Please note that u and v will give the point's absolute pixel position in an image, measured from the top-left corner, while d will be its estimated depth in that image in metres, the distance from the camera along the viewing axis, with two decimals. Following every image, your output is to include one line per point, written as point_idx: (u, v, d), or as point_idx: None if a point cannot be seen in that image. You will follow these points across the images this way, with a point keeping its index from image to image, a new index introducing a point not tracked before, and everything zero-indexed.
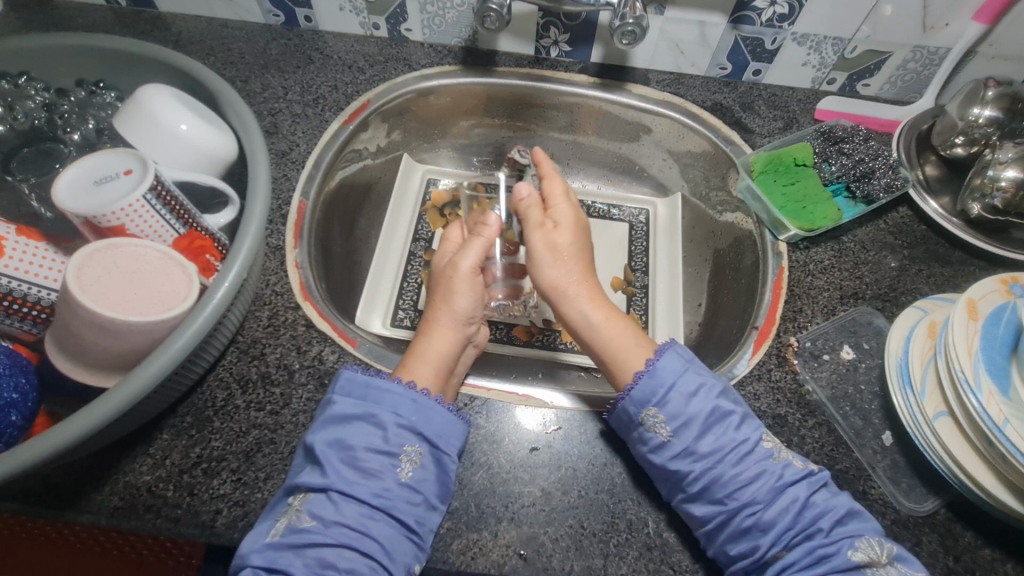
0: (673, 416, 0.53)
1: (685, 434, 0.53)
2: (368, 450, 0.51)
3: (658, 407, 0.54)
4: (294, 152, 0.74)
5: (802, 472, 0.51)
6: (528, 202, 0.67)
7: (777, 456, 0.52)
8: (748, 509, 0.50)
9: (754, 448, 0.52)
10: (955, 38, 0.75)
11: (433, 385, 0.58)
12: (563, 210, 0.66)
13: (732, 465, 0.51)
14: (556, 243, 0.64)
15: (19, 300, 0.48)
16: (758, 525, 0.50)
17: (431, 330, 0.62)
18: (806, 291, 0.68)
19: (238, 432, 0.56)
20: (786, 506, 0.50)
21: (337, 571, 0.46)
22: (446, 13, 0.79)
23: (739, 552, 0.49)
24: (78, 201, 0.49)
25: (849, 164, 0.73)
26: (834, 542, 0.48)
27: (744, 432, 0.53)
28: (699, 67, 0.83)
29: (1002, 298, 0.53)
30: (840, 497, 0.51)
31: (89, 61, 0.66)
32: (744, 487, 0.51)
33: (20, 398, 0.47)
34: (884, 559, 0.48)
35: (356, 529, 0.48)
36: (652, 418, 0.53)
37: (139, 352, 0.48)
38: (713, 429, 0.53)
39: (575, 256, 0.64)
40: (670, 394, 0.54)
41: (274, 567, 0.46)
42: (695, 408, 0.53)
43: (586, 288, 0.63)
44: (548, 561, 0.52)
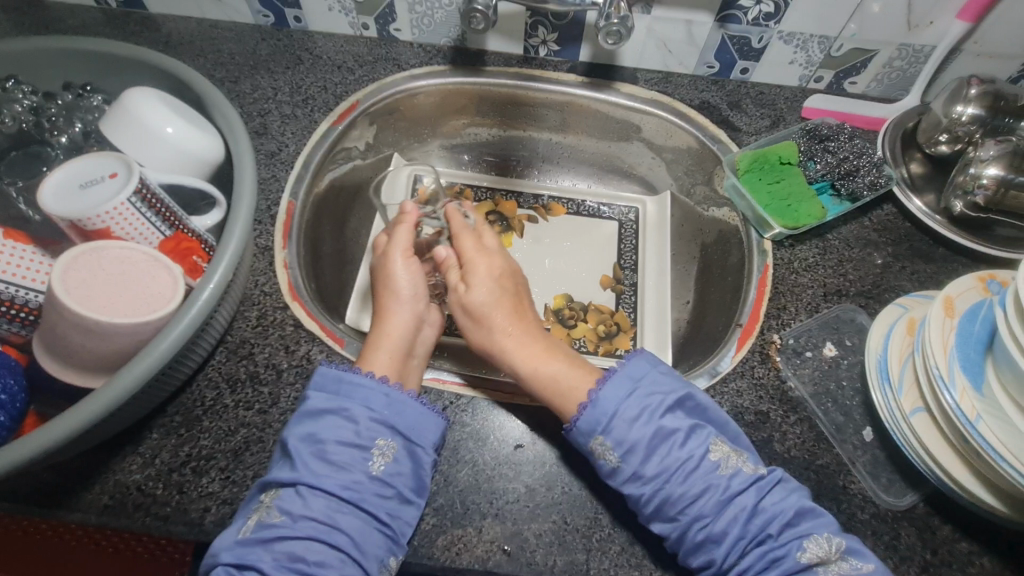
0: (617, 443, 0.51)
1: (630, 462, 0.51)
2: (338, 443, 0.51)
3: (603, 435, 0.52)
4: (284, 152, 0.75)
5: (752, 478, 0.51)
6: (448, 264, 0.65)
7: (725, 465, 0.51)
8: (699, 524, 0.49)
9: (701, 462, 0.51)
10: (940, 35, 0.75)
11: (390, 369, 0.58)
12: (479, 264, 0.63)
13: (680, 484, 0.50)
14: (471, 305, 0.61)
15: (7, 302, 0.49)
16: (711, 537, 0.49)
17: (380, 317, 0.62)
18: (790, 289, 0.69)
19: (227, 431, 0.57)
20: (735, 516, 0.49)
21: (306, 564, 0.47)
22: (434, 14, 0.80)
23: (700, 564, 0.50)
24: (65, 206, 0.49)
25: (834, 162, 0.73)
26: (783, 545, 0.49)
27: (691, 448, 0.51)
28: (687, 65, 0.83)
29: (979, 296, 0.54)
30: (791, 497, 0.50)
31: (78, 63, 0.66)
32: (693, 503, 0.49)
33: (8, 399, 0.48)
34: (835, 556, 0.48)
35: (323, 521, 0.48)
36: (599, 446, 0.52)
37: (124, 354, 0.49)
38: (657, 451, 0.51)
39: (498, 308, 0.61)
40: (613, 422, 0.52)
41: (245, 562, 0.46)
42: (637, 434, 0.51)
43: (513, 338, 0.60)
44: (532, 556, 0.53)
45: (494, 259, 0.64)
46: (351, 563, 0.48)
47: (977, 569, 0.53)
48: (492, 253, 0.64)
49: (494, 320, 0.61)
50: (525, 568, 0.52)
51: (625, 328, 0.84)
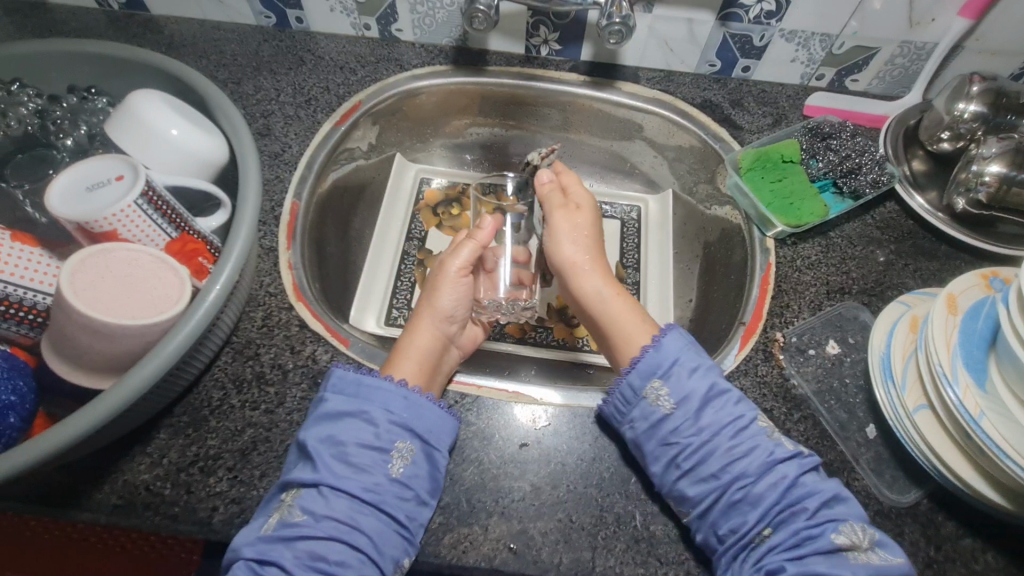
0: (675, 390, 0.56)
1: (686, 408, 0.55)
2: (359, 445, 0.52)
3: (663, 380, 0.56)
4: (287, 153, 0.75)
5: (792, 453, 0.53)
6: (549, 187, 0.76)
7: (771, 434, 0.54)
8: (739, 483, 0.52)
9: (749, 424, 0.54)
10: (941, 33, 0.75)
11: (415, 376, 0.60)
12: (583, 196, 0.75)
13: (728, 439, 0.54)
14: (577, 223, 0.73)
15: (15, 304, 0.49)
16: (747, 499, 0.51)
17: (412, 329, 0.66)
18: (793, 287, 0.69)
19: (234, 431, 0.57)
20: (774, 484, 0.51)
21: (327, 564, 0.48)
22: (436, 14, 0.80)
23: (728, 531, 0.51)
24: (72, 208, 0.50)
25: (836, 160, 0.73)
26: (818, 525, 0.50)
27: (741, 408, 0.55)
28: (688, 64, 0.83)
29: (981, 293, 0.54)
30: (828, 483, 0.52)
31: (83, 66, 0.66)
32: (737, 460, 0.53)
33: (18, 400, 0.48)
34: (865, 545, 0.49)
35: (345, 522, 0.50)
36: (656, 390, 0.56)
37: (133, 355, 0.49)
38: (712, 404, 0.55)
39: (591, 238, 0.73)
40: (673, 369, 0.57)
41: (267, 558, 0.47)
42: (696, 384, 0.56)
43: (597, 267, 0.70)
44: (538, 553, 0.53)
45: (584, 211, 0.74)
46: (370, 563, 0.50)
47: (982, 565, 0.54)
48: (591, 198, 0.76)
49: (587, 245, 0.72)
50: (532, 566, 0.53)
51: None
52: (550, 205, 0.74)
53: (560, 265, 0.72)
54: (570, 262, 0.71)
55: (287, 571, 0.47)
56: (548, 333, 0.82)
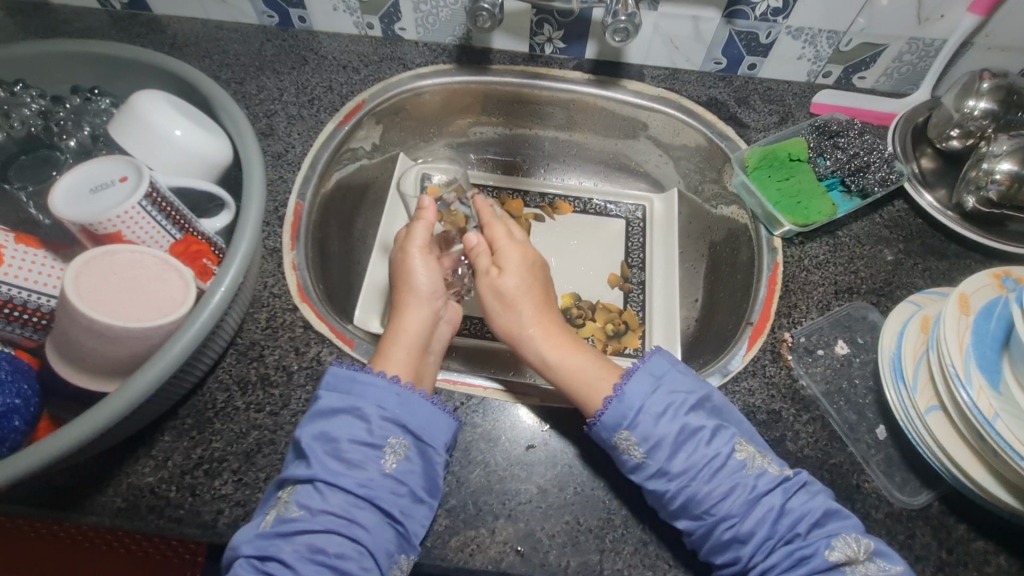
0: (643, 439, 0.52)
1: (657, 457, 0.52)
2: (352, 442, 0.51)
3: (630, 429, 0.53)
4: (290, 153, 0.75)
5: (777, 479, 0.51)
6: (477, 249, 0.70)
7: (751, 465, 0.52)
8: (726, 523, 0.50)
9: (726, 461, 0.51)
10: (950, 29, 0.74)
11: (405, 368, 0.59)
12: (508, 252, 0.68)
13: (706, 481, 0.51)
14: (502, 289, 0.66)
15: (20, 306, 0.49)
16: (738, 536, 0.49)
17: (399, 313, 0.65)
18: (801, 287, 0.68)
19: (238, 433, 0.57)
20: (763, 516, 0.50)
21: (326, 556, 0.47)
22: (439, 12, 0.79)
23: (724, 562, 0.50)
24: (75, 210, 0.49)
25: (844, 158, 0.73)
26: (811, 544, 0.49)
27: (716, 445, 0.52)
28: (694, 62, 0.82)
29: (994, 293, 0.54)
30: (817, 499, 0.51)
31: (86, 66, 0.66)
32: (719, 501, 0.50)
33: (23, 403, 0.48)
34: (862, 557, 0.48)
35: (341, 515, 0.49)
36: (624, 441, 0.53)
37: (136, 357, 0.49)
38: (684, 448, 0.52)
39: (524, 299, 0.65)
40: (639, 417, 0.53)
41: (266, 554, 0.47)
42: (664, 430, 0.52)
43: (539, 324, 0.64)
44: (545, 556, 0.53)
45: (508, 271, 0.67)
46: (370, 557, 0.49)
47: (994, 568, 0.53)
48: (523, 244, 0.69)
49: (523, 308, 0.65)
50: (539, 569, 0.52)
51: (634, 327, 0.84)
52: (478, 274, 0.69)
53: (505, 334, 0.66)
54: (511, 331, 0.65)
55: (286, 566, 0.47)
56: None
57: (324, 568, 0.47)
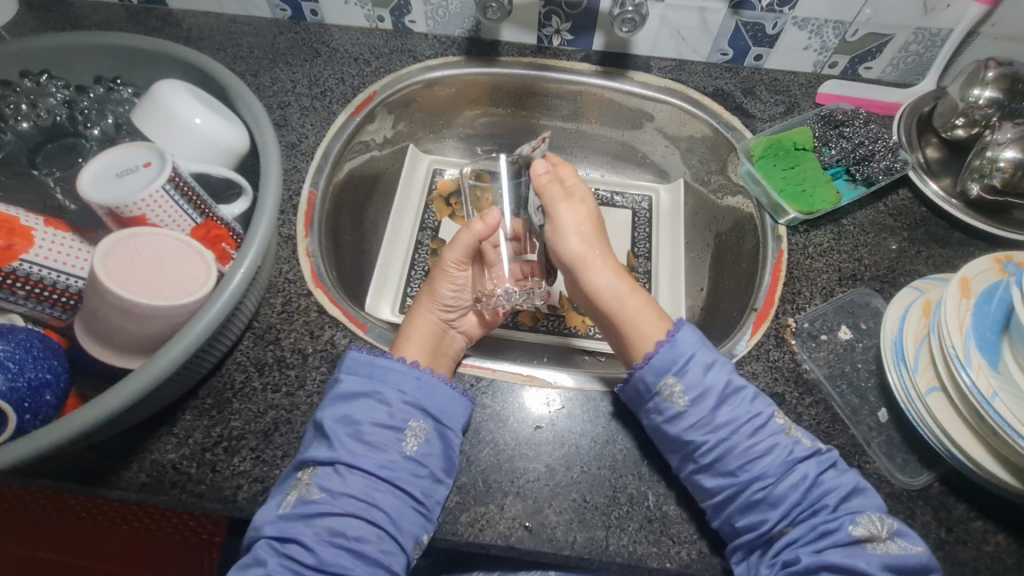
0: (691, 386, 0.55)
1: (701, 405, 0.54)
2: (374, 424, 0.53)
3: (678, 376, 0.55)
4: (304, 143, 0.77)
5: (812, 451, 0.53)
6: (546, 179, 0.67)
7: (789, 431, 0.54)
8: (759, 483, 0.52)
9: (767, 421, 0.54)
10: (956, 19, 0.75)
11: (421, 356, 0.62)
12: (583, 187, 0.68)
13: (747, 437, 0.53)
14: (583, 215, 0.66)
15: (50, 287, 0.51)
16: (767, 499, 0.51)
17: (411, 312, 0.68)
18: (806, 274, 0.69)
19: (256, 413, 0.59)
20: (796, 482, 0.51)
21: (347, 539, 0.49)
22: (449, 5, 0.81)
23: (745, 525, 0.51)
24: (101, 193, 0.51)
25: (849, 147, 0.74)
26: (837, 518, 0.50)
27: (758, 406, 0.55)
28: (701, 53, 0.83)
29: (996, 277, 0.55)
30: (847, 475, 0.52)
31: (107, 58, 0.68)
32: (756, 459, 0.52)
33: (53, 378, 0.50)
34: (885, 534, 0.49)
35: (362, 499, 0.51)
36: (670, 387, 0.55)
37: (161, 335, 0.51)
38: (728, 401, 0.54)
39: (598, 230, 0.67)
40: (689, 364, 0.55)
41: (287, 536, 0.49)
42: (712, 380, 0.55)
43: (607, 257, 0.66)
44: (553, 532, 0.54)
45: (585, 203, 0.66)
46: (389, 538, 0.51)
47: (993, 546, 0.54)
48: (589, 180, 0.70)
49: (598, 239, 0.66)
50: (547, 544, 0.54)
51: None
52: (553, 198, 0.66)
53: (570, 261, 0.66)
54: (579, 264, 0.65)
55: (308, 548, 0.48)
56: (560, 321, 0.83)
57: (344, 551, 0.49)
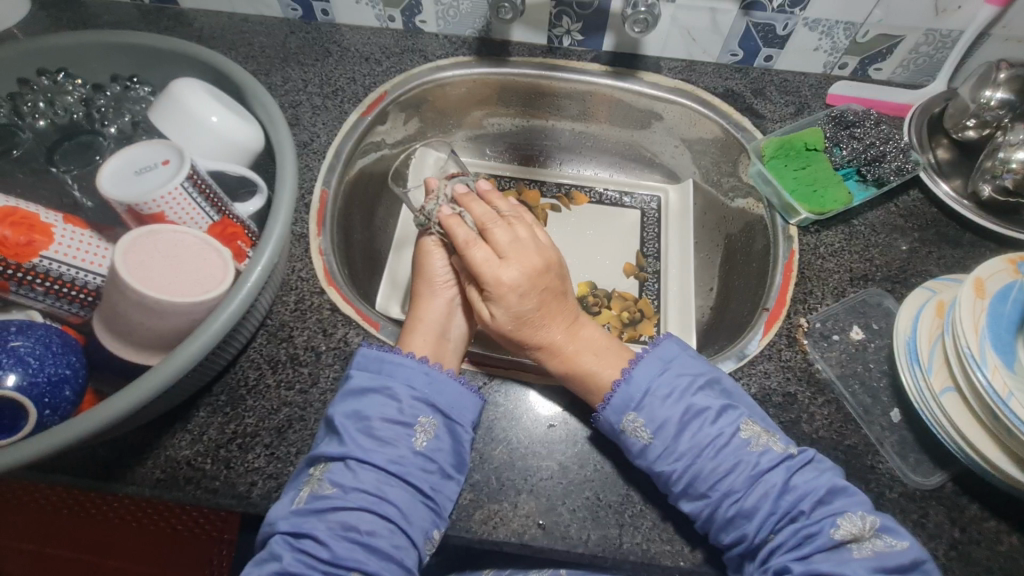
0: (651, 420, 0.54)
1: (664, 436, 0.53)
2: (383, 420, 0.53)
3: (638, 411, 0.55)
4: (315, 143, 0.77)
5: (781, 457, 0.53)
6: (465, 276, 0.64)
7: (755, 443, 0.53)
8: (730, 499, 0.51)
9: (730, 440, 0.53)
10: (968, 20, 0.75)
11: (428, 350, 0.60)
12: (494, 289, 0.59)
13: (710, 459, 0.52)
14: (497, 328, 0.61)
15: (68, 283, 0.51)
16: (742, 513, 0.51)
17: (415, 302, 0.66)
18: (817, 274, 0.69)
19: (270, 410, 0.59)
20: (765, 494, 0.51)
21: (359, 534, 0.49)
22: (460, 5, 0.81)
23: (731, 540, 0.51)
24: (121, 189, 0.52)
25: (860, 148, 0.74)
26: (816, 522, 0.50)
27: (720, 425, 0.54)
28: (711, 53, 0.83)
29: (1010, 277, 0.55)
30: (823, 477, 0.52)
31: (122, 57, 0.68)
32: (723, 477, 0.52)
33: (72, 374, 0.50)
34: (868, 533, 0.49)
35: (374, 493, 0.51)
36: (632, 423, 0.54)
37: (178, 331, 0.51)
38: (689, 428, 0.54)
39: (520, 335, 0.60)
40: (647, 398, 0.55)
41: (300, 531, 0.49)
42: (670, 411, 0.54)
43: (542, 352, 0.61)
44: (566, 529, 0.54)
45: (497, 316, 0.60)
46: (401, 533, 0.51)
47: (1006, 546, 0.54)
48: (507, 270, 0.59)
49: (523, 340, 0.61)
50: (560, 541, 0.54)
51: (649, 315, 0.85)
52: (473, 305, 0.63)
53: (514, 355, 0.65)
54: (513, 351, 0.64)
55: (322, 542, 0.48)
56: None
57: (357, 545, 0.49)
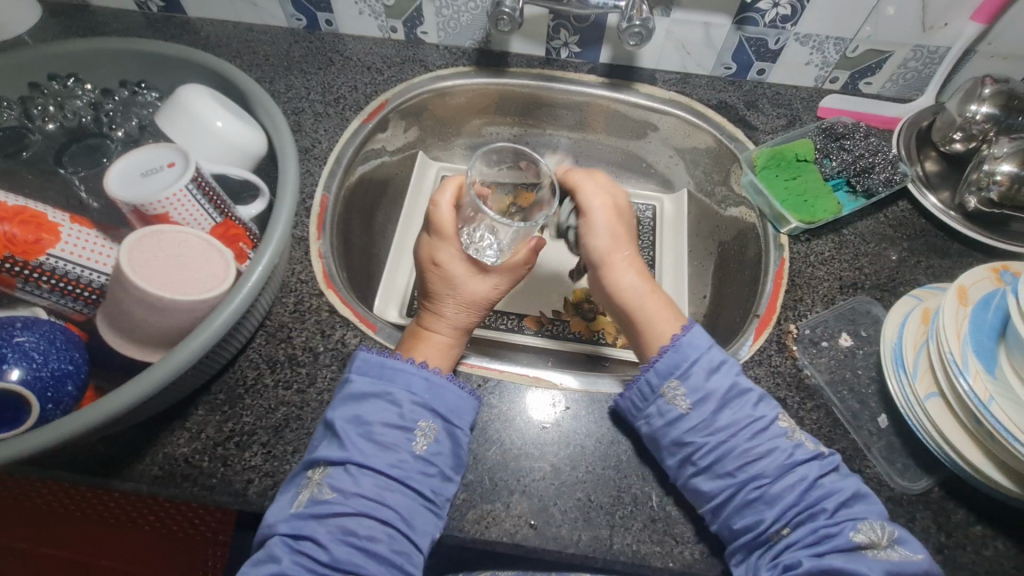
0: (692, 390, 0.56)
1: (702, 409, 0.55)
2: (384, 425, 0.54)
3: (680, 379, 0.56)
4: (317, 148, 0.78)
5: (814, 454, 0.54)
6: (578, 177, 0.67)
7: (791, 435, 0.55)
8: (756, 481, 0.52)
9: (769, 425, 0.55)
10: (953, 37, 0.77)
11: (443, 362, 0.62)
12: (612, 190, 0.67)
13: (746, 440, 0.54)
14: (612, 220, 0.66)
15: (73, 281, 0.52)
16: (763, 498, 0.52)
17: (441, 328, 0.63)
18: (807, 282, 0.71)
19: (268, 409, 0.60)
20: (793, 484, 0.52)
21: (357, 539, 0.50)
22: (460, 17, 0.83)
23: (742, 527, 0.52)
24: (128, 190, 0.53)
25: (849, 159, 0.75)
26: (837, 524, 0.51)
27: (761, 410, 0.56)
28: (705, 67, 0.85)
29: (992, 285, 0.56)
30: (848, 480, 0.53)
31: (132, 62, 0.70)
32: (755, 459, 0.53)
33: (75, 369, 0.51)
34: (884, 543, 0.50)
35: (373, 498, 0.51)
36: (672, 390, 0.56)
37: (181, 329, 0.52)
38: (731, 404, 0.55)
39: (623, 231, 0.66)
40: (693, 369, 0.56)
41: (300, 534, 0.49)
42: (715, 384, 0.56)
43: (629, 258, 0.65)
44: (557, 530, 0.55)
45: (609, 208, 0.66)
46: (401, 538, 0.51)
47: (991, 551, 0.55)
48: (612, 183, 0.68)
49: (624, 239, 0.66)
50: (552, 542, 0.55)
51: None
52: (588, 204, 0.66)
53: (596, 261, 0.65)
54: (605, 249, 0.65)
55: (321, 546, 0.49)
56: (565, 326, 0.85)
57: (356, 549, 0.50)
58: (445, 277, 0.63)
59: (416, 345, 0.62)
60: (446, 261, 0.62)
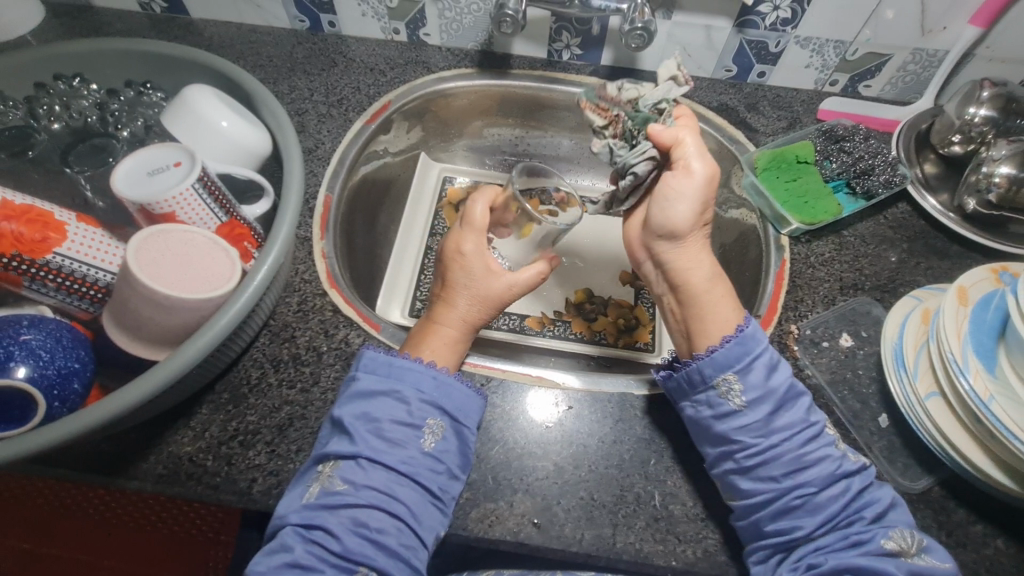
0: (751, 388, 0.55)
1: (758, 408, 0.55)
2: (392, 421, 0.54)
3: (740, 374, 0.55)
4: (320, 149, 0.79)
5: (860, 466, 0.54)
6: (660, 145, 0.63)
7: (838, 445, 0.55)
8: (800, 486, 0.52)
9: (823, 432, 0.55)
10: (952, 41, 0.78)
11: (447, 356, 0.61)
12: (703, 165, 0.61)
13: (800, 445, 0.53)
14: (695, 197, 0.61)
15: (79, 280, 0.53)
16: (805, 506, 0.52)
17: (450, 319, 0.63)
18: (808, 283, 0.71)
19: (272, 408, 0.60)
20: (836, 494, 0.52)
21: (368, 530, 0.50)
22: (463, 19, 0.83)
23: (776, 529, 0.52)
24: (134, 189, 0.53)
25: (849, 161, 0.76)
26: (868, 530, 0.51)
27: (813, 416, 0.56)
28: (706, 69, 0.86)
29: (991, 286, 0.57)
30: (885, 490, 0.54)
31: (136, 62, 0.71)
32: (804, 464, 0.53)
33: (81, 367, 0.51)
34: (913, 550, 0.50)
35: (382, 491, 0.52)
36: (728, 385, 0.55)
37: (187, 327, 0.53)
38: (788, 406, 0.55)
39: (705, 209, 0.62)
40: (753, 367, 0.55)
41: (312, 523, 0.50)
42: (774, 384, 0.55)
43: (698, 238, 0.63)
44: (561, 529, 0.55)
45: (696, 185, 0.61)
46: (409, 532, 0.52)
47: (992, 549, 0.55)
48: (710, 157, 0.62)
49: (704, 218, 0.63)
50: (555, 540, 0.55)
51: (644, 323, 0.86)
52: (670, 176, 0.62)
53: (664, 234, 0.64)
54: (681, 223, 0.62)
55: (334, 536, 0.49)
56: (566, 326, 0.85)
57: (368, 541, 0.50)
58: (466, 267, 0.64)
59: (423, 336, 0.62)
60: (470, 252, 0.64)
